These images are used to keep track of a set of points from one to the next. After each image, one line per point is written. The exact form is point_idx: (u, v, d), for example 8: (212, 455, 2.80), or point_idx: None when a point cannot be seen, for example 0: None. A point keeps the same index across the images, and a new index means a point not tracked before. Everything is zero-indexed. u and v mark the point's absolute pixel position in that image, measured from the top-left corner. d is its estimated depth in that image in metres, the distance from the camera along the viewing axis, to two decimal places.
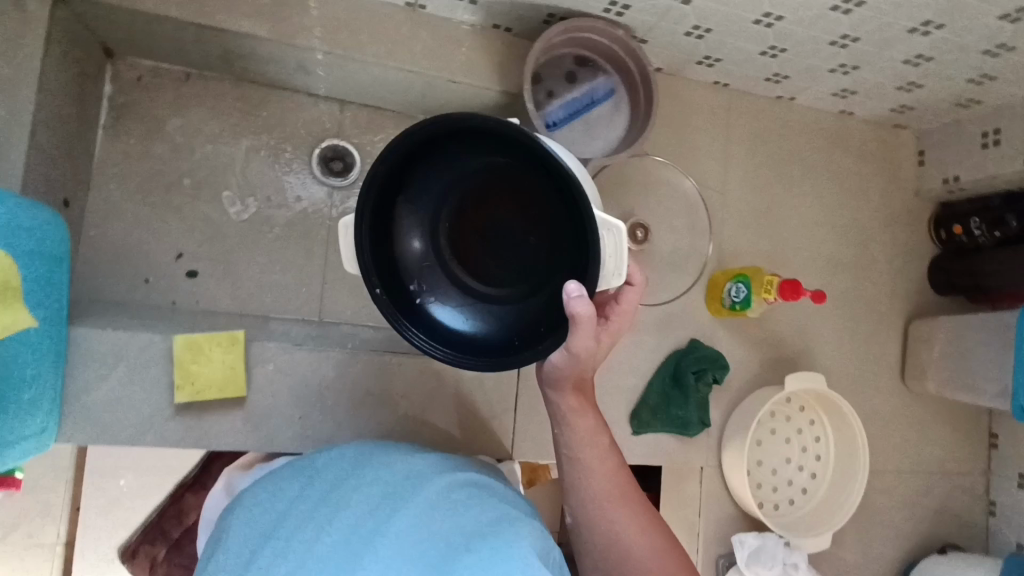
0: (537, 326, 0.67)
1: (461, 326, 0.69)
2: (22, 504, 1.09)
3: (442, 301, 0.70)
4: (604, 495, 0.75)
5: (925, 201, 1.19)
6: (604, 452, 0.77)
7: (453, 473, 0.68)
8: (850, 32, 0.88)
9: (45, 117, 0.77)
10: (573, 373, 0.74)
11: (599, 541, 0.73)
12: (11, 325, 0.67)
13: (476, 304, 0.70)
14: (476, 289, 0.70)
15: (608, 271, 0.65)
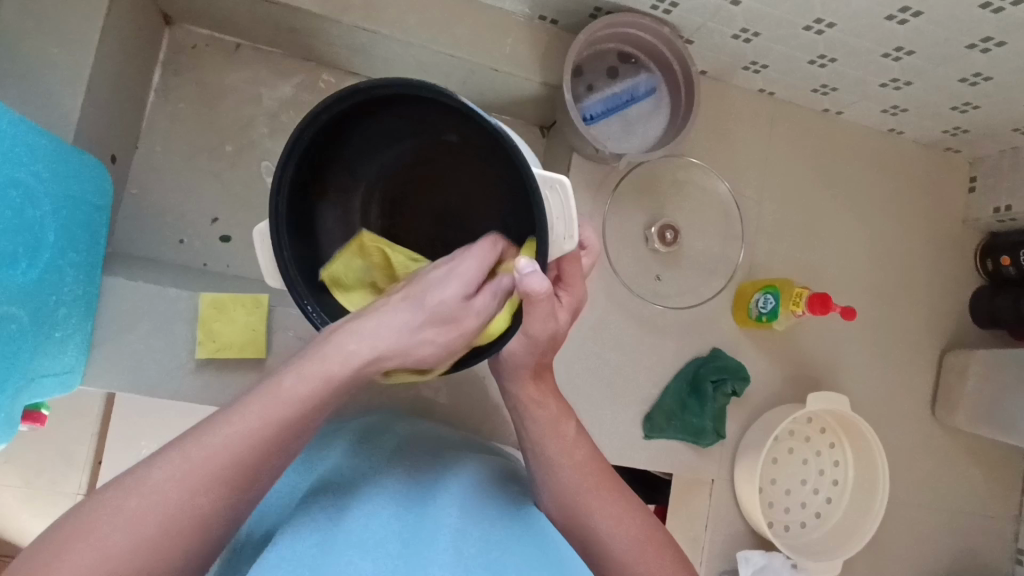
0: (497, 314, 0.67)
1: None
2: (48, 451, 1.14)
3: None
4: (575, 488, 0.68)
5: (972, 229, 1.14)
6: (570, 444, 0.70)
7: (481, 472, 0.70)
8: (906, 44, 0.85)
9: (102, 73, 0.81)
10: (531, 360, 0.68)
11: (576, 534, 0.68)
12: (49, 264, 0.69)
13: None
14: None
15: (559, 234, 0.61)
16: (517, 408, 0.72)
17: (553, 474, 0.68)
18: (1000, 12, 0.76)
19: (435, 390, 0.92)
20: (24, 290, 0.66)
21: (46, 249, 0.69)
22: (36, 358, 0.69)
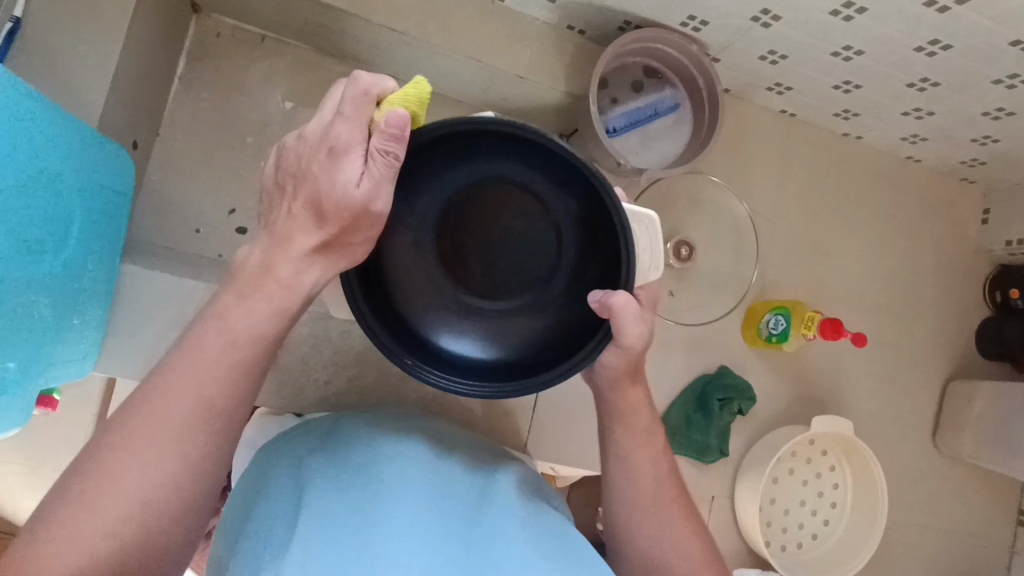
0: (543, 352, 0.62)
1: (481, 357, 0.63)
2: (47, 430, 1.13)
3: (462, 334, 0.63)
4: (641, 500, 0.71)
5: (983, 259, 1.15)
6: (655, 456, 0.72)
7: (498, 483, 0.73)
8: (930, 75, 0.86)
9: (130, 60, 0.81)
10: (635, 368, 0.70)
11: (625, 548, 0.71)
12: (74, 254, 0.70)
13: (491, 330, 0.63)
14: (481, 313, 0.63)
15: (645, 265, 0.61)
16: (609, 412, 0.73)
17: (620, 480, 0.72)
18: None
19: (445, 392, 0.92)
20: (48, 278, 0.66)
21: (70, 238, 0.69)
22: (52, 346, 0.69)
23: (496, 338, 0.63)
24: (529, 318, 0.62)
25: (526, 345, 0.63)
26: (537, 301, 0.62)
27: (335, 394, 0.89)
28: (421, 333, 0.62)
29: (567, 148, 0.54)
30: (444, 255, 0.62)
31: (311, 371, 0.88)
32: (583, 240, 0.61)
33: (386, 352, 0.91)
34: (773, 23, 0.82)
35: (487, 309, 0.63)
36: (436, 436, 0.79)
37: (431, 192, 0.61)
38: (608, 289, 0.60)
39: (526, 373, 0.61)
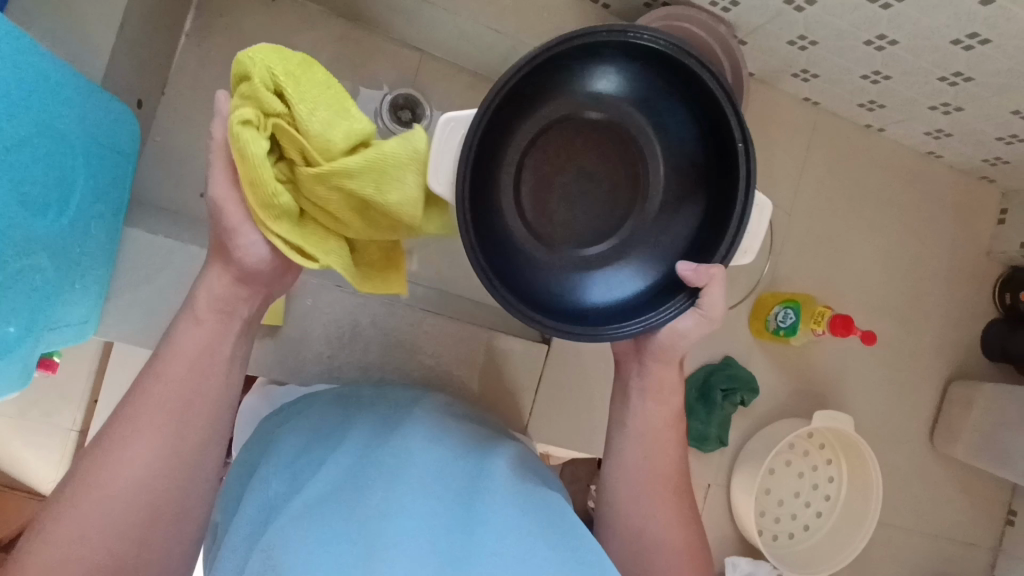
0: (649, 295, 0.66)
1: (586, 296, 0.67)
2: (42, 385, 1.13)
3: (567, 279, 0.67)
4: (641, 491, 0.71)
5: (995, 261, 1.13)
6: (660, 448, 0.72)
7: (499, 465, 0.69)
8: (965, 70, 0.83)
9: (136, 14, 0.77)
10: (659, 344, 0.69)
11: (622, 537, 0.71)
12: (77, 215, 0.68)
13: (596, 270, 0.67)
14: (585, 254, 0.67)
15: (741, 246, 0.64)
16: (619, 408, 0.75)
17: (622, 469, 0.72)
18: None
19: (448, 369, 0.92)
20: (51, 240, 0.65)
21: (74, 199, 0.67)
22: (55, 309, 0.68)
23: (595, 284, 0.67)
24: (623, 267, 0.67)
25: (619, 293, 0.67)
26: (631, 249, 0.67)
27: (338, 367, 0.88)
28: (520, 268, 0.65)
29: (717, 89, 0.59)
30: (547, 193, 0.67)
31: (314, 343, 0.87)
32: (680, 194, 0.66)
33: (389, 327, 0.89)
34: (807, 6, 0.79)
35: (585, 256, 0.67)
36: (433, 415, 0.75)
37: (542, 134, 0.66)
38: (704, 245, 0.64)
39: (621, 318, 0.64)
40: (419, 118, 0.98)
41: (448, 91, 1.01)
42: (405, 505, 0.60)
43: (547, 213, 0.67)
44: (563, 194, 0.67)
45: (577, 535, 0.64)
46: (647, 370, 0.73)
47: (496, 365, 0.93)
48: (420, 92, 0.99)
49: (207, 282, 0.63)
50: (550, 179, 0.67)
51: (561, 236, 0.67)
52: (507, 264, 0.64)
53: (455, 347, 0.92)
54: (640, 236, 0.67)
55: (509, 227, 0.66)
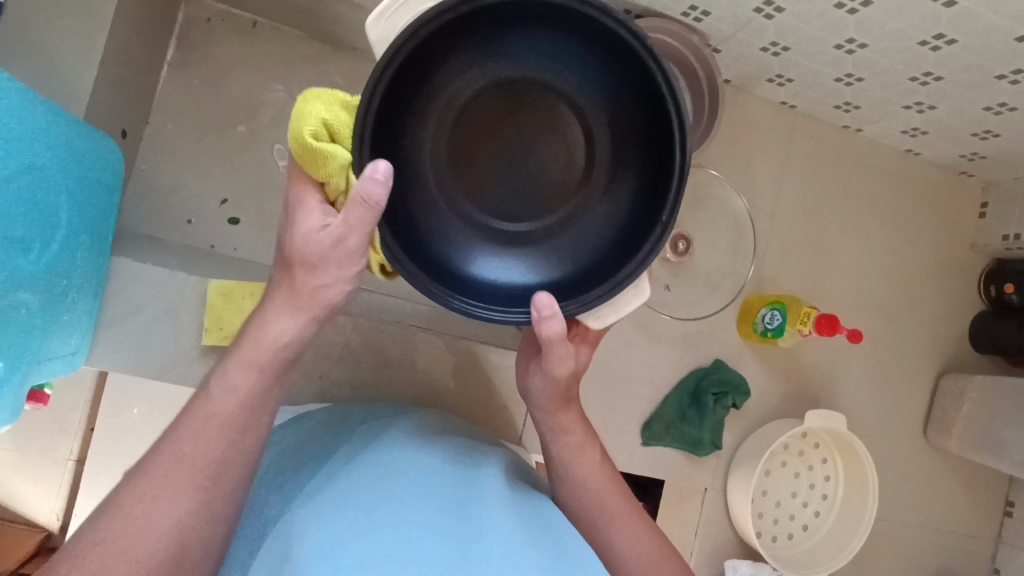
0: (585, 275, 0.62)
1: (515, 281, 0.63)
2: (38, 419, 1.13)
3: (492, 262, 0.63)
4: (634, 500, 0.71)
5: (979, 255, 1.15)
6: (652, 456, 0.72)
7: (490, 471, 0.70)
8: (934, 70, 0.84)
9: (116, 48, 0.79)
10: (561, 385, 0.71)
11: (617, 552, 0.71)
12: (64, 248, 0.69)
13: (524, 251, 0.63)
14: (510, 233, 0.64)
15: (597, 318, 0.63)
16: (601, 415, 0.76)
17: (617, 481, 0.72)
18: None
19: (439, 385, 0.92)
20: (36, 277, 0.65)
21: (60, 233, 0.68)
22: (44, 342, 0.69)
23: (520, 265, 0.63)
24: (555, 247, 0.63)
25: (547, 275, 0.62)
26: (567, 228, 0.63)
27: (330, 387, 0.89)
28: (438, 241, 0.62)
29: (654, 63, 0.55)
30: (480, 167, 0.63)
31: (303, 364, 0.87)
32: (623, 179, 0.62)
33: (378, 346, 0.90)
34: (776, 14, 0.81)
35: (515, 236, 0.64)
36: (425, 424, 0.76)
37: (478, 104, 0.62)
38: (634, 237, 0.60)
39: (533, 302, 0.61)
40: None
41: None
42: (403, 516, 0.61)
43: (480, 190, 0.63)
44: (487, 170, 0.63)
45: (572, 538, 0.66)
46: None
47: (487, 378, 0.93)
48: None
49: (278, 317, 0.61)
50: (483, 153, 0.63)
51: (486, 215, 0.64)
52: (426, 250, 0.61)
53: (446, 362, 0.93)
54: (570, 211, 0.63)
55: (435, 201, 0.62)
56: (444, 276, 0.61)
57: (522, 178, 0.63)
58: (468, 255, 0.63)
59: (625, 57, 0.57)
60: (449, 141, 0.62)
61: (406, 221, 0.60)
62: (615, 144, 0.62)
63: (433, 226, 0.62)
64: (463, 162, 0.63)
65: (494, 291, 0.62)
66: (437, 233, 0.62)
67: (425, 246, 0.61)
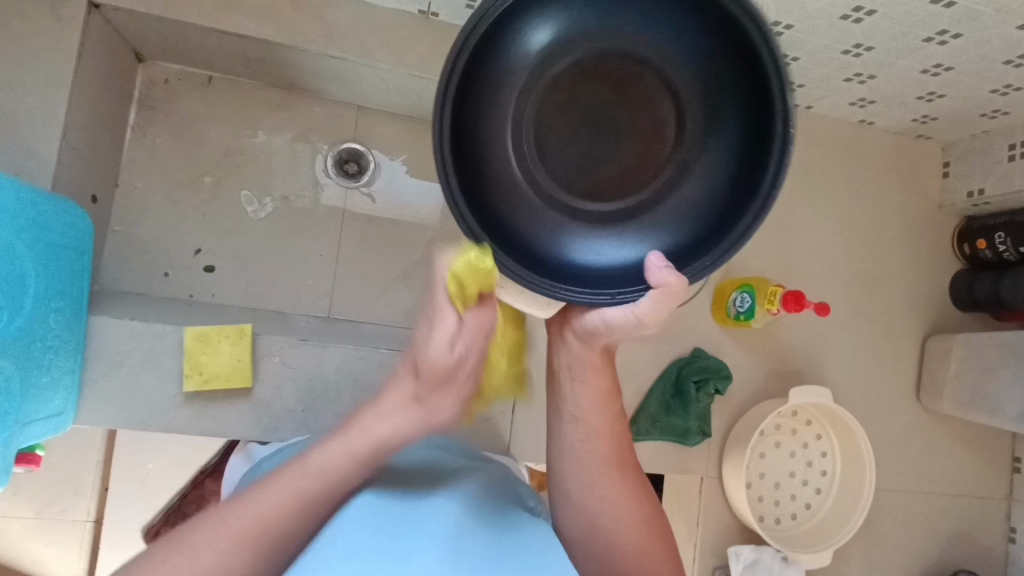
0: (679, 253, 0.57)
1: (610, 261, 0.59)
2: (51, 483, 1.16)
3: (583, 241, 0.60)
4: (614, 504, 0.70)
5: (949, 214, 1.15)
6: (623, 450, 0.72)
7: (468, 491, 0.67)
8: (864, 41, 0.86)
9: (77, 119, 0.83)
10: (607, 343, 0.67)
11: None
12: (35, 313, 0.72)
13: (620, 230, 0.59)
14: (603, 210, 0.59)
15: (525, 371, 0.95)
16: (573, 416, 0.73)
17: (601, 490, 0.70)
18: (953, 6, 0.77)
19: None
20: (9, 340, 0.69)
21: (29, 299, 0.72)
22: (24, 404, 0.72)
23: (591, 242, 0.60)
24: (652, 223, 0.58)
25: (619, 260, 0.59)
26: (665, 199, 0.58)
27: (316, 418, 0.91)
28: (507, 208, 0.60)
29: (772, 53, 0.51)
30: (558, 136, 0.59)
31: (284, 399, 0.88)
32: (707, 172, 0.57)
33: (358, 373, 0.89)
34: None
35: (589, 215, 0.60)
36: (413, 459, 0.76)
37: (572, 74, 0.58)
38: (729, 214, 0.56)
39: (591, 283, 0.59)
40: (364, 169, 1.05)
41: (388, 138, 1.06)
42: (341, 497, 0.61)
43: (555, 166, 0.59)
44: (571, 142, 0.59)
45: (536, 536, 0.64)
46: (604, 374, 0.71)
47: None
48: (364, 145, 1.05)
49: (389, 419, 0.64)
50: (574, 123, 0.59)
51: (576, 190, 0.60)
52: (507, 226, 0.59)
53: None
54: (671, 183, 0.58)
55: (509, 167, 0.59)
56: (525, 253, 0.59)
57: (595, 156, 0.59)
58: (553, 231, 0.60)
59: (745, 48, 0.53)
60: (535, 107, 0.59)
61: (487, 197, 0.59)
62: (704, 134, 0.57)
63: (516, 203, 0.60)
64: (552, 131, 0.59)
65: (580, 268, 0.59)
66: (526, 206, 0.60)
67: (491, 206, 0.59)
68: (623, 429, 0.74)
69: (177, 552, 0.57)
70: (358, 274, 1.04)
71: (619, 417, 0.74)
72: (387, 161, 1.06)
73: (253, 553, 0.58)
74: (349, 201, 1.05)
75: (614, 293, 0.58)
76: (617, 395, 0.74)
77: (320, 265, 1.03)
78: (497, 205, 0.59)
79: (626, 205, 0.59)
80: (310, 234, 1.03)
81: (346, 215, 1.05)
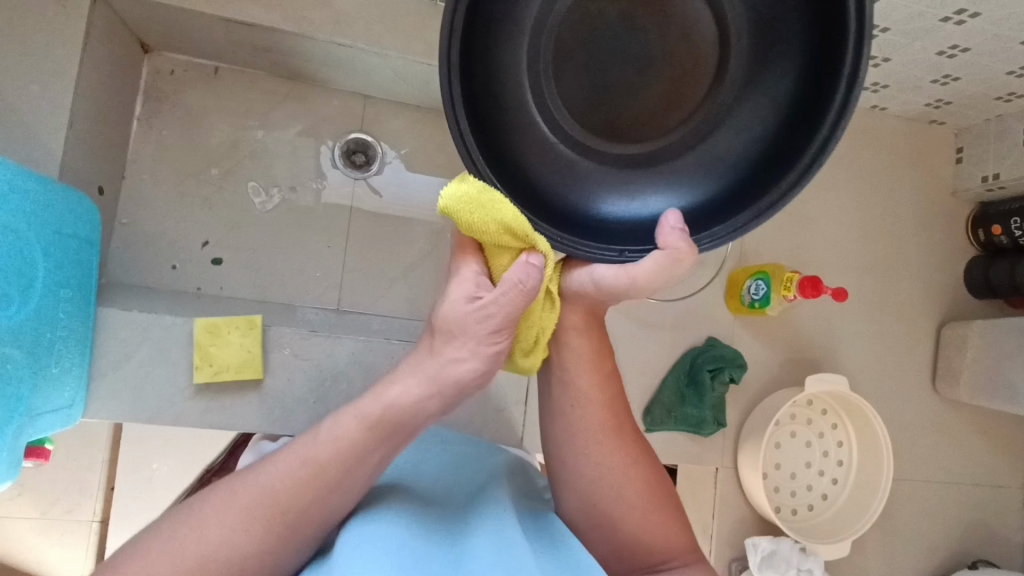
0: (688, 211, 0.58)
1: (618, 212, 0.59)
2: (58, 482, 1.15)
3: (592, 188, 0.59)
4: (633, 489, 0.70)
5: (963, 200, 1.14)
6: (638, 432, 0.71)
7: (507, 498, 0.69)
8: (879, 22, 0.85)
9: (83, 108, 0.82)
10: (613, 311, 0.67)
11: (624, 540, 0.70)
12: (44, 303, 0.71)
13: (633, 181, 0.59)
14: (618, 158, 0.59)
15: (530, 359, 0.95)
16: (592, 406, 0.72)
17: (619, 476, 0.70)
18: None
19: None
20: (18, 330, 0.68)
21: (38, 289, 0.71)
22: (33, 396, 0.71)
23: (604, 189, 0.59)
24: (667, 176, 0.58)
25: (630, 210, 0.59)
26: (688, 153, 0.58)
27: None
28: (521, 143, 0.58)
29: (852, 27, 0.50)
30: (588, 75, 0.58)
31: (296, 391, 0.86)
32: (741, 136, 0.57)
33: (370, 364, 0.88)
34: None
35: (609, 160, 0.59)
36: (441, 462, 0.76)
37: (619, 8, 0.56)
38: (750, 176, 0.56)
39: (595, 235, 0.58)
40: (372, 160, 1.04)
41: (396, 129, 1.05)
42: (388, 520, 0.62)
43: (579, 105, 0.58)
44: (596, 87, 0.58)
45: (561, 531, 0.67)
46: None
47: (482, 384, 0.94)
48: (371, 135, 1.04)
49: (401, 382, 0.63)
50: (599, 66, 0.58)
51: (594, 138, 0.59)
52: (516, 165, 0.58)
53: None
54: (693, 137, 0.58)
55: (528, 101, 0.58)
56: (532, 196, 0.58)
57: (620, 102, 0.58)
58: (563, 177, 0.59)
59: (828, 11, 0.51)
60: (569, 39, 0.57)
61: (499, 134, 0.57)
62: (742, 95, 0.57)
63: (529, 145, 0.58)
64: (573, 74, 0.58)
65: (587, 218, 0.58)
66: (537, 149, 0.58)
67: (504, 139, 0.58)
68: (614, 390, 0.73)
69: (186, 527, 0.57)
70: (367, 266, 1.03)
71: (611, 377, 0.73)
72: (395, 152, 1.05)
73: (251, 531, 0.57)
74: (357, 192, 1.04)
75: (620, 251, 0.57)
76: (608, 356, 0.73)
77: (329, 257, 1.02)
78: (507, 144, 0.58)
79: (643, 154, 0.59)
80: (318, 225, 1.02)
81: (353, 207, 1.04)
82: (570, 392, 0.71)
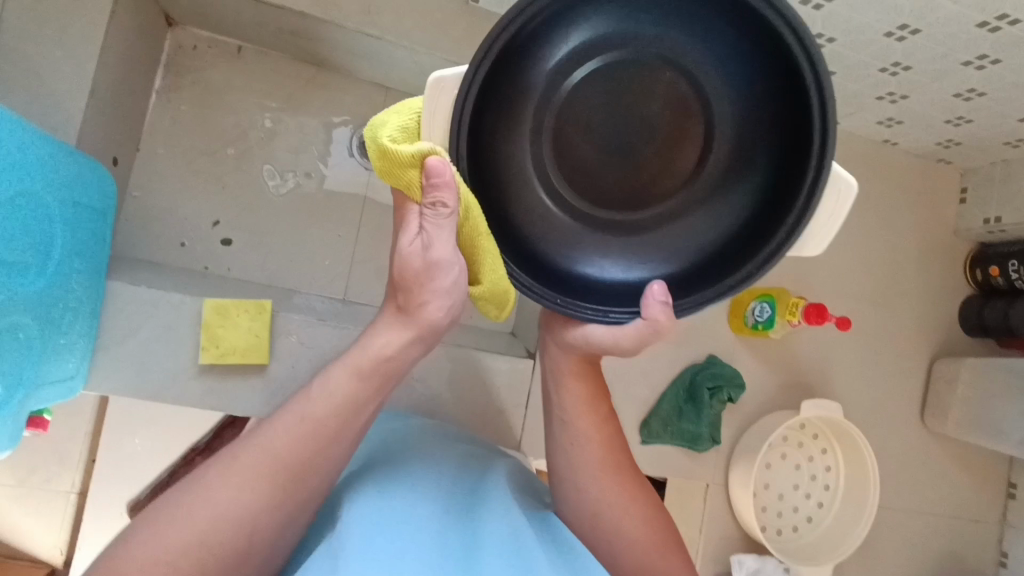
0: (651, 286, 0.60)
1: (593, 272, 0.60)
2: (38, 451, 1.13)
3: (575, 249, 0.60)
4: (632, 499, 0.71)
5: (963, 239, 1.16)
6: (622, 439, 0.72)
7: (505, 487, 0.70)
8: (902, 60, 0.86)
9: (105, 77, 0.81)
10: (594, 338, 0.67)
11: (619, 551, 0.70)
12: (59, 274, 0.71)
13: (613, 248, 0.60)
14: (606, 223, 0.59)
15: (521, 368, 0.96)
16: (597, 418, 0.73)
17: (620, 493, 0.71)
18: (997, 31, 0.77)
19: (435, 391, 0.93)
20: (31, 300, 0.67)
21: (53, 258, 0.70)
22: (40, 366, 0.70)
23: (586, 250, 0.60)
24: (644, 248, 0.59)
25: (631, 271, 0.60)
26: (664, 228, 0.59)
27: None
28: (511, 194, 0.58)
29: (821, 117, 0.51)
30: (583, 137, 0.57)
31: None
32: (712, 223, 0.58)
33: None
34: None
35: (595, 224, 0.59)
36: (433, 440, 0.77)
37: (642, 67, 0.56)
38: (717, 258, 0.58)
39: (585, 294, 0.60)
40: None
41: None
42: (384, 530, 0.60)
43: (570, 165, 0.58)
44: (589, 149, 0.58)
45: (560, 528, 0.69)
46: None
47: (485, 385, 0.94)
48: None
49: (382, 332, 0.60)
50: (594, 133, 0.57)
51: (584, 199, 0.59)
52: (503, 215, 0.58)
53: (442, 370, 0.93)
54: (674, 215, 0.59)
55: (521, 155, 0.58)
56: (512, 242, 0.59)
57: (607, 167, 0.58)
58: (545, 233, 0.59)
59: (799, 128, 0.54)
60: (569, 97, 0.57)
61: (492, 183, 0.58)
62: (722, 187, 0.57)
63: (517, 199, 0.58)
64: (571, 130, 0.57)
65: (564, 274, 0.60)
66: (526, 202, 0.59)
67: (495, 184, 0.58)
68: (614, 429, 0.74)
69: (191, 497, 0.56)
70: (377, 258, 1.03)
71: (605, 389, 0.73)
72: None
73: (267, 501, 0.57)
74: (371, 184, 1.04)
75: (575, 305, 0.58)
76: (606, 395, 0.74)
77: (338, 246, 1.02)
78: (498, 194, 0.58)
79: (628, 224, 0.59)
80: (330, 213, 1.02)
81: (367, 198, 1.03)
82: (568, 413, 0.72)
